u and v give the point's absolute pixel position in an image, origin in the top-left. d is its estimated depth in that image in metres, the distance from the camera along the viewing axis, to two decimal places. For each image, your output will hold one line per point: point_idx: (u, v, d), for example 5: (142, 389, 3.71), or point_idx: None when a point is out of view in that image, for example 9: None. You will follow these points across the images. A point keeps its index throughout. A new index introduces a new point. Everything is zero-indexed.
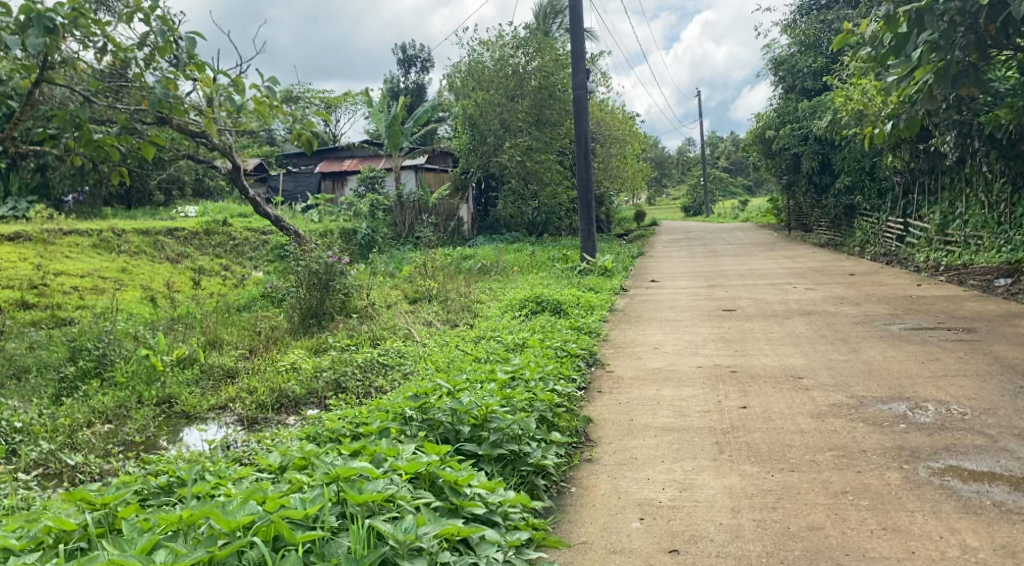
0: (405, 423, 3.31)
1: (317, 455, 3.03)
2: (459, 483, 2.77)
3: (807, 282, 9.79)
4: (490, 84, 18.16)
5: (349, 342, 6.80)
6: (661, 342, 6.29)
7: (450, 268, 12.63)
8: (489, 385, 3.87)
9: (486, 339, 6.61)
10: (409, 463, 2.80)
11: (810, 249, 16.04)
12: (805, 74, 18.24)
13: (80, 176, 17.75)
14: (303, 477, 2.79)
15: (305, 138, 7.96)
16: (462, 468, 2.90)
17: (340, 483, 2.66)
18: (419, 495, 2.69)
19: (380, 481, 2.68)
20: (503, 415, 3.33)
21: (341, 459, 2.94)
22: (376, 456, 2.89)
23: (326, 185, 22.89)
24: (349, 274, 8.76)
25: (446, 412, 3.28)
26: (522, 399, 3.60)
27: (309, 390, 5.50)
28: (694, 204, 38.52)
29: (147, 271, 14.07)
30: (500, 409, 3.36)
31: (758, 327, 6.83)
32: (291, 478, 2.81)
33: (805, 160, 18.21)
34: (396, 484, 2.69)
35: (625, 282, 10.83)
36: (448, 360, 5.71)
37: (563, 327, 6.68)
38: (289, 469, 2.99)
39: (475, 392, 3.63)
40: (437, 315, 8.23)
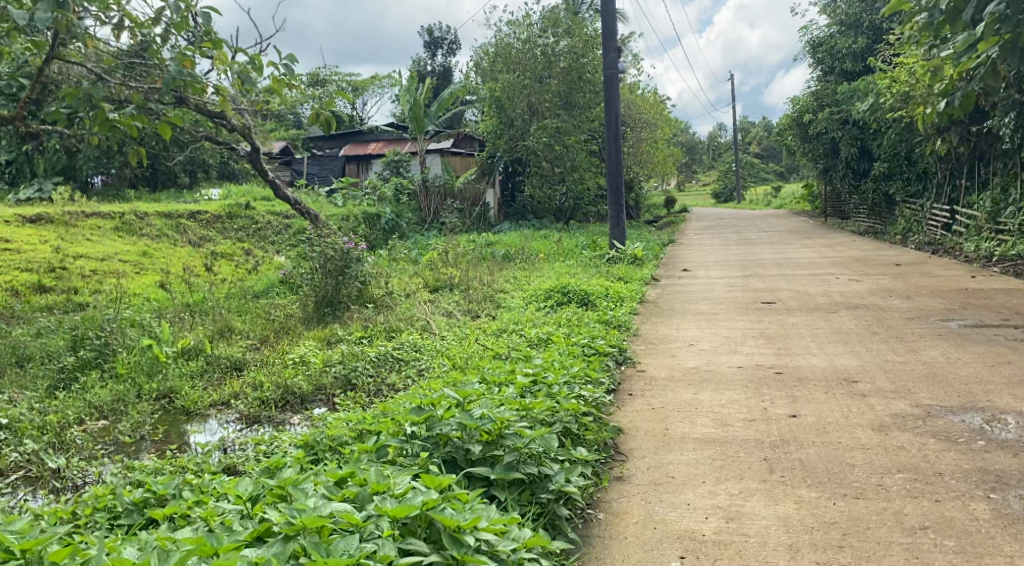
0: (405, 441, 2.89)
1: (296, 483, 2.63)
2: (461, 531, 2.34)
3: (850, 273, 9.24)
4: (517, 66, 17.69)
5: (364, 334, 6.41)
6: (696, 338, 5.83)
7: (474, 255, 12.22)
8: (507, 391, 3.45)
9: (508, 332, 6.19)
10: (399, 506, 2.39)
11: (848, 237, 15.40)
12: (844, 56, 17.48)
13: (104, 158, 17.55)
14: (271, 520, 2.39)
15: (323, 120, 7.24)
16: (465, 507, 2.48)
17: (309, 537, 2.26)
18: (408, 549, 2.28)
19: (358, 535, 2.28)
20: (522, 430, 2.90)
21: (320, 493, 2.53)
22: (360, 494, 2.48)
23: (351, 169, 22.59)
24: (368, 261, 8.38)
25: (453, 427, 2.85)
26: (544, 409, 3.17)
27: (316, 386, 5.12)
28: (725, 190, 37.69)
29: (168, 255, 13.84)
30: (518, 423, 2.92)
31: (802, 322, 6.34)
32: (259, 518, 2.42)
33: (843, 145, 17.50)
34: (379, 538, 2.29)
35: (656, 271, 10.35)
36: (467, 358, 5.29)
37: (590, 321, 6.23)
38: (261, 500, 2.60)
39: (491, 400, 3.19)
40: (457, 306, 7.81)
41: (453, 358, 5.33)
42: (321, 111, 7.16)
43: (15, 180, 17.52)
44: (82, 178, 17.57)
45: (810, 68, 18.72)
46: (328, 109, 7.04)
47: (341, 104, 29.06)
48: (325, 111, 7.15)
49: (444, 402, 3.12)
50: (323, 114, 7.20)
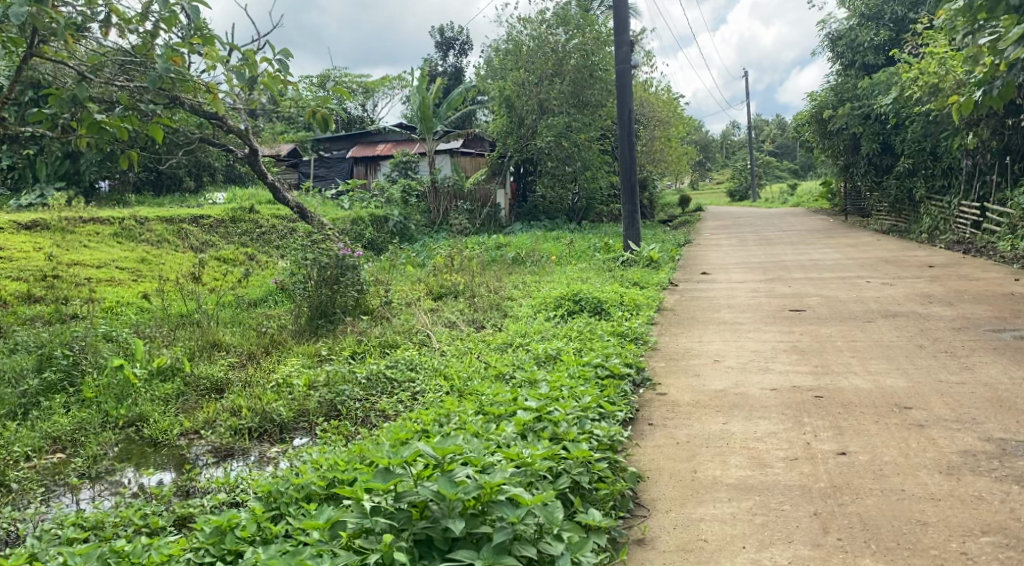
0: (370, 518, 2.44)
1: None
2: None
3: (881, 276, 8.63)
4: (524, 62, 17.22)
5: (356, 351, 5.89)
6: (721, 353, 5.26)
7: (482, 260, 11.67)
8: (503, 437, 2.98)
9: (513, 347, 5.66)
10: None
11: (872, 237, 14.76)
12: (866, 48, 16.81)
13: (106, 162, 17.10)
14: None
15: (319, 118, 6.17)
16: None
17: None
18: None
19: None
20: (515, 501, 2.46)
21: None
22: None
23: (358, 170, 22.14)
24: (365, 269, 7.84)
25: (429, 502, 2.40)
26: (545, 465, 2.71)
27: (299, 409, 4.63)
28: (740, 188, 36.89)
29: (168, 261, 13.38)
30: (510, 492, 2.49)
31: (837, 333, 5.76)
32: None
33: (865, 141, 16.81)
34: None
35: (673, 275, 9.79)
36: (469, 377, 4.80)
37: (603, 333, 5.67)
38: None
39: (480, 454, 2.74)
40: (461, 316, 7.27)
41: (454, 378, 4.83)
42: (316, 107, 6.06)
43: (18, 185, 17.14)
44: (85, 183, 17.17)
45: (830, 61, 18.05)
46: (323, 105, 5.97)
47: (349, 106, 28.58)
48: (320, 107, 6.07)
49: (422, 462, 2.66)
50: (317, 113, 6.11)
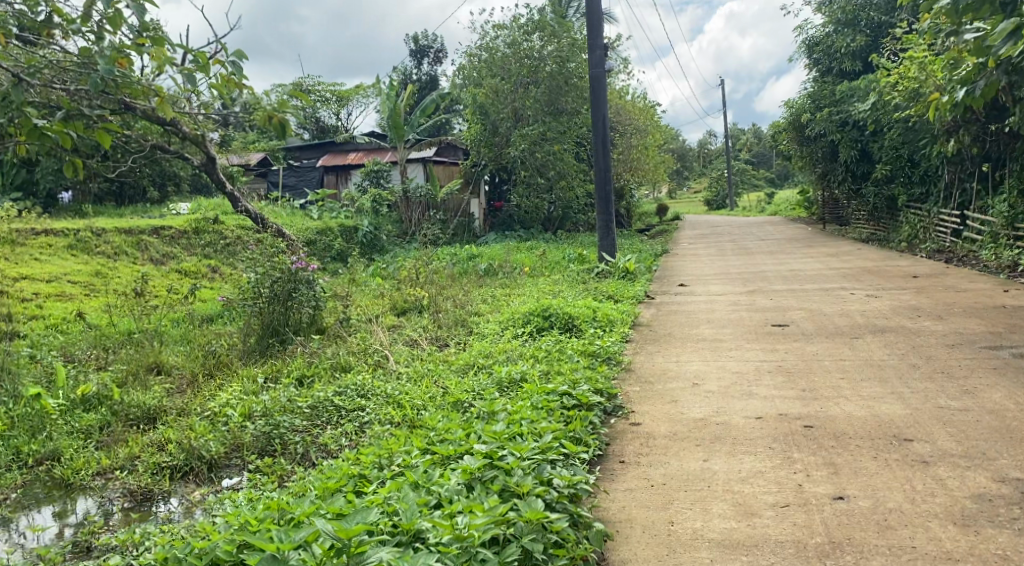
0: None
1: None
2: None
3: (865, 288, 8.27)
4: (499, 70, 16.83)
5: (304, 375, 5.40)
6: (701, 376, 4.85)
7: (452, 273, 11.23)
8: (444, 502, 2.58)
9: (476, 370, 5.20)
10: None
11: (852, 246, 14.47)
12: (843, 55, 16.57)
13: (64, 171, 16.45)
14: None
15: (277, 123, 4.90)
16: None
17: None
18: None
19: None
20: None
21: None
22: None
23: (329, 180, 21.65)
24: (321, 283, 7.35)
25: None
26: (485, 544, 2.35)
27: (233, 443, 4.15)
28: (717, 198, 36.73)
29: (125, 274, 12.78)
30: None
31: (823, 352, 5.37)
32: None
33: (842, 148, 16.55)
34: None
35: (650, 287, 9.39)
36: (423, 405, 4.36)
37: (572, 354, 5.23)
38: None
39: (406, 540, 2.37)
40: (423, 334, 6.79)
41: (408, 406, 4.38)
42: (275, 108, 4.88)
43: None
44: (43, 195, 16.53)
45: (806, 69, 17.81)
46: (281, 105, 4.80)
47: (321, 113, 28.04)
48: (278, 108, 4.86)
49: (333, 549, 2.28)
50: (275, 115, 4.86)
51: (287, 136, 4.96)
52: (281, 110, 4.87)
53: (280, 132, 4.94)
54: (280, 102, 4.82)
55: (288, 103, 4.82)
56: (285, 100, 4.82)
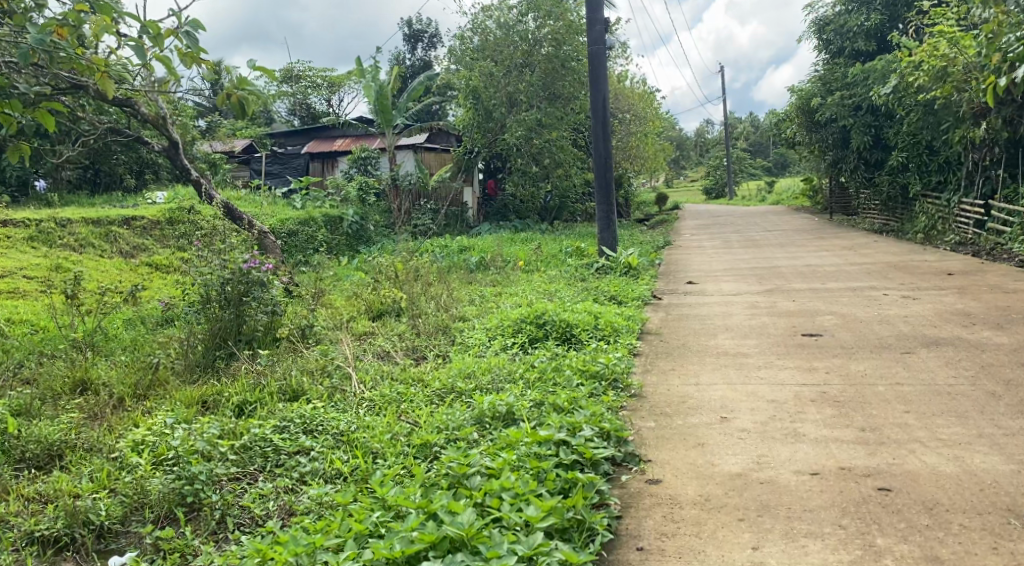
0: None
1: None
2: None
3: (898, 288, 7.34)
4: (491, 52, 15.82)
5: (246, 402, 4.46)
6: (731, 405, 3.92)
7: (437, 270, 10.29)
8: None
9: (451, 399, 4.25)
10: None
11: (867, 237, 13.56)
12: (856, 34, 15.59)
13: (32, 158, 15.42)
14: None
15: (235, 100, 4.74)
16: None
17: None
18: None
19: None
20: None
21: None
22: None
23: (315, 167, 20.66)
24: (279, 283, 6.34)
25: None
26: None
27: (135, 499, 3.23)
28: (715, 186, 35.83)
29: (89, 266, 11.80)
30: None
31: (874, 373, 4.43)
32: None
33: (855, 134, 15.57)
34: None
35: (656, 286, 8.48)
36: (383, 452, 3.46)
37: (569, 379, 4.29)
38: None
39: None
40: (394, 344, 5.84)
41: (362, 452, 3.49)
42: (234, 87, 4.70)
43: None
44: (11, 183, 15.48)
45: (815, 51, 16.86)
46: (240, 84, 4.63)
47: (311, 99, 27.00)
48: (238, 86, 4.68)
49: None
50: (234, 93, 4.69)
51: (246, 112, 4.81)
52: (239, 88, 4.70)
53: (239, 110, 4.79)
54: (240, 82, 4.64)
55: (247, 82, 4.66)
56: (245, 79, 4.65)
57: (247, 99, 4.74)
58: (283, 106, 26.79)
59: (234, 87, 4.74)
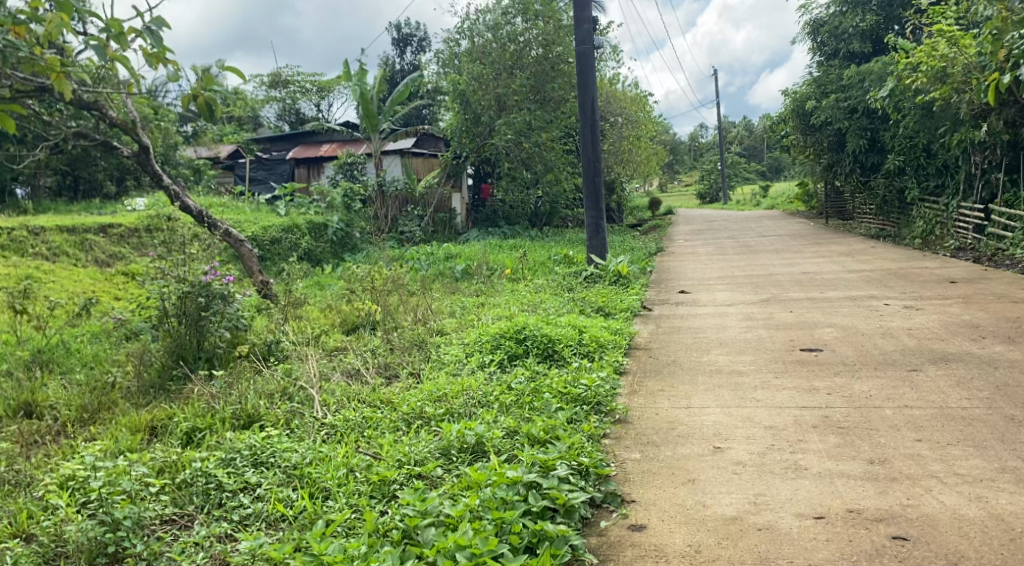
0: None
1: None
2: None
3: (899, 297, 7.01)
4: (480, 55, 15.47)
5: (196, 429, 4.09)
6: (724, 432, 3.57)
7: (422, 279, 9.92)
8: None
9: (417, 428, 3.87)
10: None
11: (861, 243, 13.25)
12: (850, 36, 15.31)
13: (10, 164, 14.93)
14: None
15: (202, 103, 4.51)
16: None
17: None
18: None
19: None
20: None
21: None
22: None
23: (301, 173, 20.19)
24: (242, 296, 5.92)
25: None
26: None
27: (51, 549, 2.87)
28: (709, 191, 35.52)
29: (62, 276, 11.34)
30: None
31: (879, 394, 4.09)
32: None
33: (850, 137, 15.26)
34: None
35: (646, 295, 8.13)
36: (336, 492, 3.12)
37: (548, 403, 3.93)
38: None
39: None
40: (365, 361, 5.46)
41: (313, 492, 3.14)
42: (201, 88, 4.46)
43: None
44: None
45: (809, 54, 16.57)
46: (208, 85, 4.41)
47: (301, 105, 26.63)
48: (205, 87, 4.46)
49: None
50: (201, 95, 4.47)
51: (212, 115, 4.60)
52: (207, 89, 4.46)
53: (205, 112, 4.56)
54: (207, 82, 4.41)
55: (214, 83, 4.44)
56: (211, 79, 4.44)
57: (214, 100, 4.50)
58: (272, 112, 26.42)
59: (198, 89, 4.52)
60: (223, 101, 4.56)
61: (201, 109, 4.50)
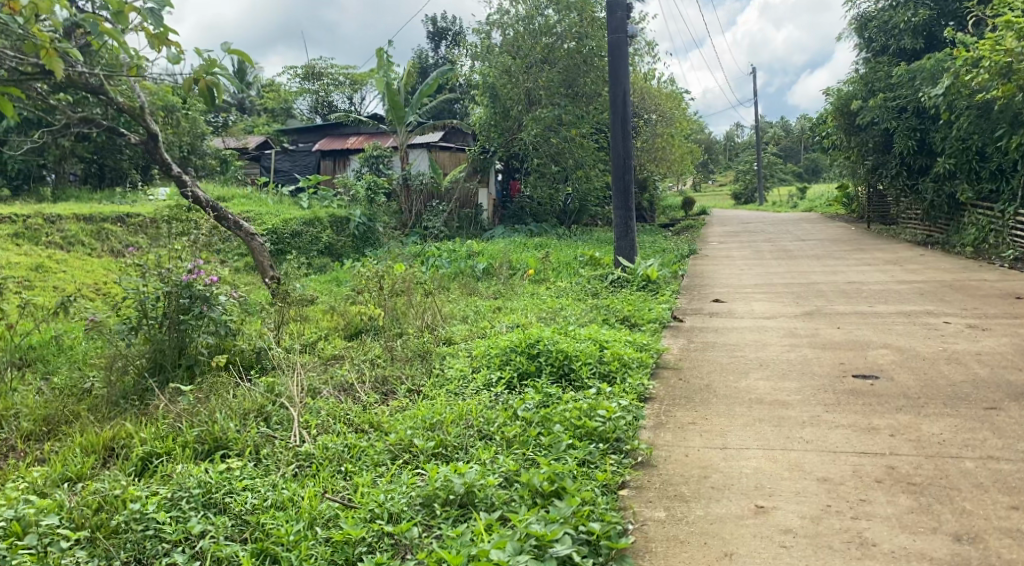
0: None
1: None
2: None
3: (961, 314, 6.31)
4: (511, 47, 14.84)
5: (152, 454, 3.55)
6: (768, 485, 2.98)
7: (441, 280, 9.36)
8: None
9: (399, 468, 3.29)
10: None
11: (909, 251, 12.44)
12: (901, 31, 14.43)
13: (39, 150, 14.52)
14: None
15: (204, 88, 4.38)
16: None
17: None
18: None
19: None
20: None
21: None
22: None
23: (327, 165, 19.67)
24: (227, 294, 5.30)
25: None
26: None
27: None
28: (745, 191, 34.50)
29: (75, 267, 10.87)
30: None
31: (953, 438, 3.43)
32: None
33: (897, 138, 14.40)
34: None
35: (679, 304, 7.49)
36: (288, 555, 2.61)
37: (557, 439, 3.34)
38: None
39: None
40: (360, 373, 4.86)
41: (259, 553, 2.64)
42: (202, 71, 4.32)
43: None
44: (15, 176, 14.62)
45: (855, 51, 15.68)
46: (212, 68, 4.28)
47: (333, 97, 26.25)
48: (207, 71, 4.32)
49: None
50: (203, 79, 4.32)
51: (213, 102, 4.45)
52: (208, 73, 4.33)
53: (206, 97, 4.42)
54: (209, 66, 4.27)
55: (216, 65, 4.31)
56: (214, 62, 4.30)
57: (214, 84, 4.38)
58: (304, 104, 26.03)
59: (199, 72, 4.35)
60: (224, 86, 4.44)
61: (205, 97, 4.37)
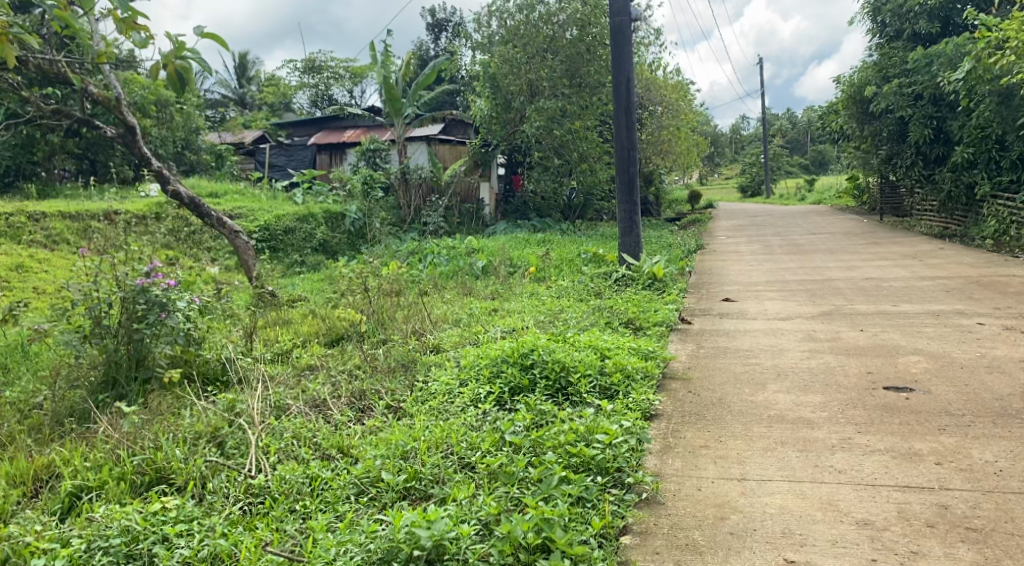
0: None
1: None
2: None
3: (994, 314, 5.82)
4: (513, 36, 14.28)
5: (81, 490, 3.08)
6: (799, 530, 2.58)
7: (435, 278, 8.85)
8: None
9: (360, 510, 2.81)
10: None
11: (926, 244, 11.93)
12: (917, 15, 13.85)
13: (25, 145, 13.96)
14: None
15: (174, 75, 3.73)
16: None
17: None
18: None
19: None
20: None
21: None
22: None
23: (322, 160, 19.01)
24: (190, 295, 4.76)
25: None
26: None
27: None
28: (752, 183, 33.86)
29: (57, 266, 10.36)
30: None
31: (1012, 468, 2.94)
32: None
33: (913, 127, 13.84)
34: None
35: (689, 305, 6.99)
36: None
37: (548, 471, 2.86)
38: None
39: None
40: (335, 388, 4.35)
41: None
42: (172, 55, 3.66)
43: None
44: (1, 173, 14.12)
45: (869, 37, 15.10)
46: (182, 51, 3.59)
47: (333, 91, 25.72)
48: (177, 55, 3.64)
49: None
50: (173, 64, 3.65)
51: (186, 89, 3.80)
52: (178, 57, 3.66)
53: (178, 84, 3.75)
54: (179, 50, 3.60)
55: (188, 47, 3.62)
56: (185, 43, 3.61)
57: (186, 69, 3.73)
58: (304, 98, 25.56)
59: (169, 56, 3.69)
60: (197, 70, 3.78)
61: (173, 83, 3.73)
